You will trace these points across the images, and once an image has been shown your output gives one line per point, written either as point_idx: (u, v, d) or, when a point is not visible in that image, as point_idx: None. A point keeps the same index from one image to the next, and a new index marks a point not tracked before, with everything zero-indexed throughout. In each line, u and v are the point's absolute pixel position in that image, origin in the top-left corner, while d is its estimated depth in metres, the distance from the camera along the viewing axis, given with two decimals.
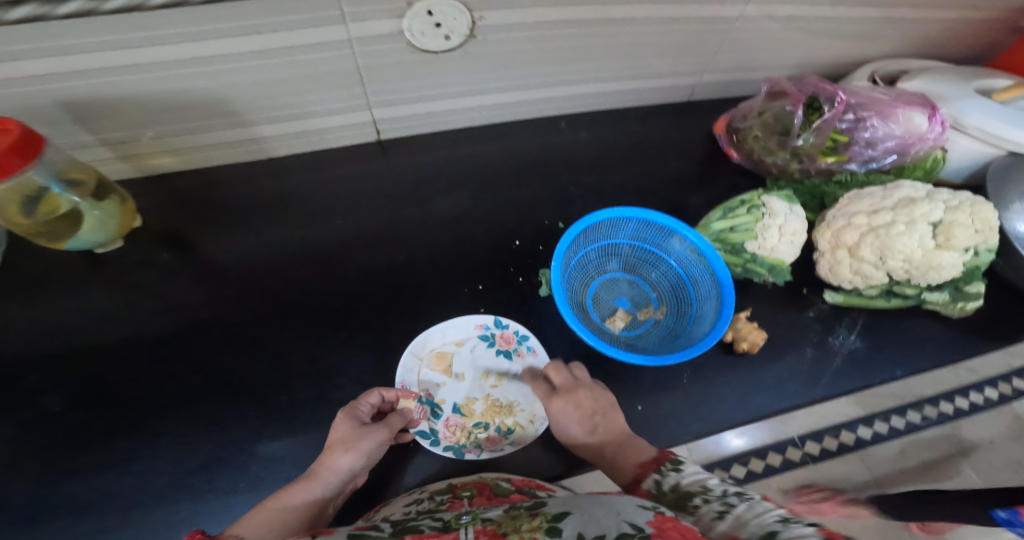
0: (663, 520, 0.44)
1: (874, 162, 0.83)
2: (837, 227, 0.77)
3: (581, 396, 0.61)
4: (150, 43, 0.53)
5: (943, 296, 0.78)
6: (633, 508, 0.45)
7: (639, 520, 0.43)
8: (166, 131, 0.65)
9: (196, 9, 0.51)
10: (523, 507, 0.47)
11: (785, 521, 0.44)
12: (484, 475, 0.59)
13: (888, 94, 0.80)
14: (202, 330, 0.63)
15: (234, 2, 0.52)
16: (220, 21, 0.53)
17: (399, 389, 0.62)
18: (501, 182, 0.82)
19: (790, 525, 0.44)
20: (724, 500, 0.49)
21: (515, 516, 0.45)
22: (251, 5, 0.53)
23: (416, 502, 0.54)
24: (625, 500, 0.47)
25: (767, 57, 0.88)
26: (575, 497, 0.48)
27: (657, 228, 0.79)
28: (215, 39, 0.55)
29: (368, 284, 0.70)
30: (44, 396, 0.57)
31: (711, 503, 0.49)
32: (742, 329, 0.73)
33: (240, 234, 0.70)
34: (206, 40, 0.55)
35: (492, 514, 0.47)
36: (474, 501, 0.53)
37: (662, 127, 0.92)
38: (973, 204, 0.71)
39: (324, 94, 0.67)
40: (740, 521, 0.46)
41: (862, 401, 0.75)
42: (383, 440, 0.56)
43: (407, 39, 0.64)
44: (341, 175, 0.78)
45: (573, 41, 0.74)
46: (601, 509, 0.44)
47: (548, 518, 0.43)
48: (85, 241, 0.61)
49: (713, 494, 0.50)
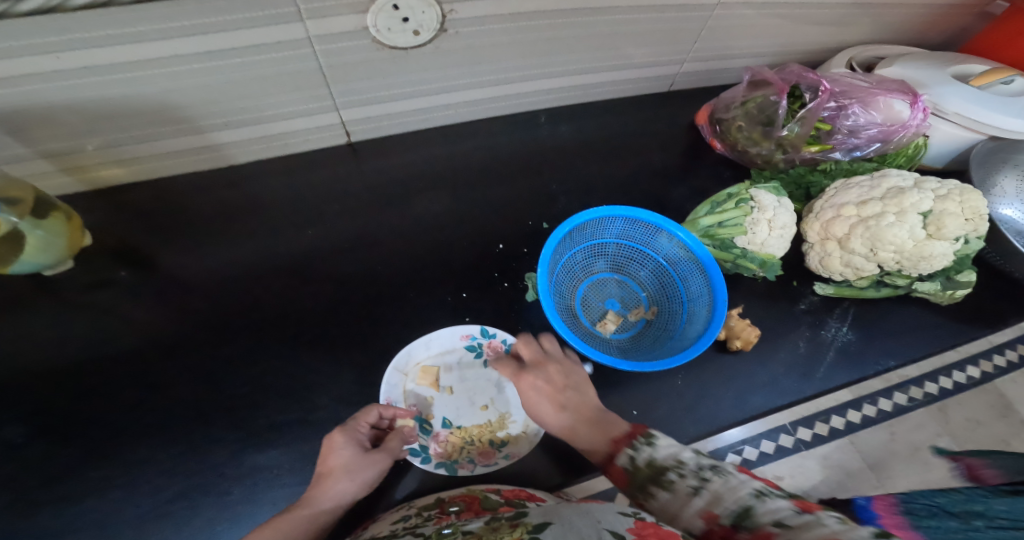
0: (644, 526, 0.41)
1: (857, 150, 0.80)
2: (826, 219, 0.72)
3: (551, 371, 0.62)
4: (81, 47, 0.50)
5: (934, 286, 0.74)
6: (613, 515, 0.42)
7: (620, 526, 0.40)
8: (112, 140, 0.62)
9: (126, 10, 0.48)
10: (505, 519, 0.46)
11: (762, 495, 0.43)
12: (472, 488, 0.58)
13: (867, 81, 0.77)
14: (169, 350, 0.62)
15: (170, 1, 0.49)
16: (153, 22, 0.50)
17: (397, 407, 0.61)
18: (477, 181, 0.80)
19: (764, 498, 0.43)
20: (699, 474, 0.48)
21: (496, 528, 0.44)
22: (193, 5, 0.50)
23: (405, 519, 0.53)
24: (607, 506, 0.44)
25: (746, 44, 0.84)
26: (558, 507, 0.46)
27: (644, 226, 0.72)
28: (159, 40, 0.52)
29: (340, 292, 0.69)
30: (3, 426, 0.56)
31: (686, 478, 0.48)
32: (736, 326, 0.71)
33: (206, 247, 0.69)
34: (145, 42, 0.52)
35: (472, 528, 0.46)
36: (461, 516, 0.52)
37: (643, 119, 0.89)
38: (962, 192, 0.66)
39: (283, 96, 0.65)
40: (715, 497, 0.45)
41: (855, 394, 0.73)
42: (385, 468, 0.56)
43: (372, 35, 0.61)
44: (311, 179, 0.76)
45: (548, 33, 0.70)
46: (583, 518, 0.42)
47: (529, 529, 0.42)
48: (31, 263, 0.59)
49: (686, 469, 0.49)
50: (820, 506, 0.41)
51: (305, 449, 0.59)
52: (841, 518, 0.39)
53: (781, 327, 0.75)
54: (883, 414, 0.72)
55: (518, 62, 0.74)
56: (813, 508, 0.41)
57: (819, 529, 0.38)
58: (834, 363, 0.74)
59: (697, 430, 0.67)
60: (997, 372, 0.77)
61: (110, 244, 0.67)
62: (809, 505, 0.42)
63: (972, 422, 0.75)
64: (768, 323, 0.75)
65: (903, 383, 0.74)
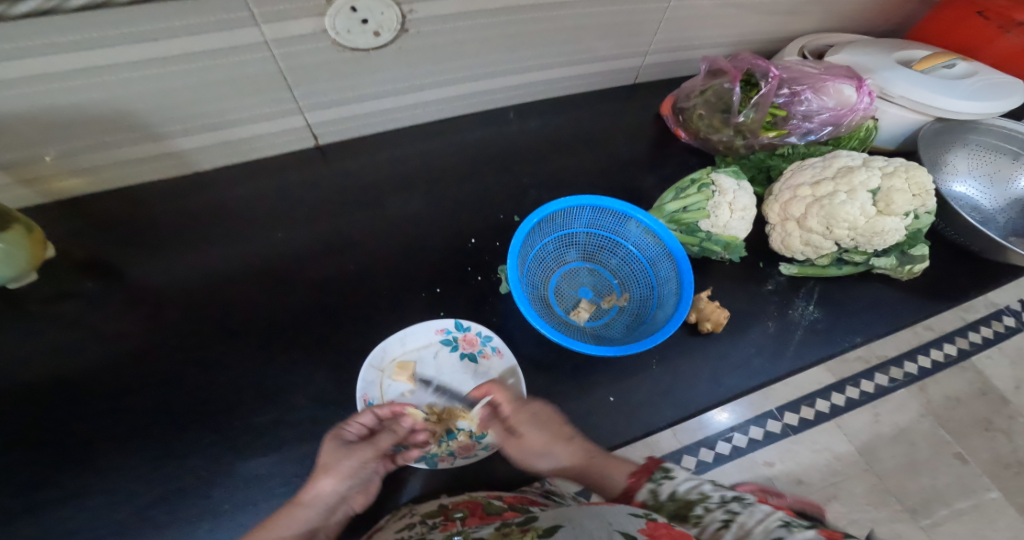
0: (655, 527, 0.42)
1: (812, 134, 0.83)
2: (784, 200, 0.75)
3: (548, 407, 0.63)
4: (26, 54, 0.49)
5: (891, 261, 0.77)
6: (623, 516, 0.44)
7: (631, 527, 0.42)
8: (68, 149, 0.61)
9: (71, 17, 0.48)
10: (514, 524, 0.48)
11: (789, 525, 0.50)
12: (474, 494, 0.59)
13: (817, 68, 0.81)
14: (140, 358, 0.62)
15: (118, 7, 0.49)
16: (100, 28, 0.50)
17: (391, 404, 0.63)
18: (448, 179, 0.81)
19: (793, 530, 0.49)
20: (725, 507, 0.54)
21: (507, 535, 0.46)
22: (141, 10, 0.50)
23: (411, 527, 0.54)
24: (616, 508, 0.45)
25: (703, 35, 0.87)
26: (567, 509, 0.47)
27: (611, 214, 0.74)
28: (108, 46, 0.52)
29: (313, 293, 0.69)
30: None
31: (713, 511, 0.53)
32: (705, 309, 0.73)
33: (175, 254, 0.69)
34: (93, 49, 0.52)
35: (484, 536, 0.47)
36: (467, 522, 0.53)
37: (610, 112, 0.91)
38: (908, 168, 0.70)
39: (243, 100, 0.65)
40: (744, 529, 0.50)
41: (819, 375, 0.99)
42: (365, 460, 0.58)
43: (332, 37, 0.61)
44: (280, 183, 0.76)
45: (508, 29, 0.71)
46: (593, 520, 0.43)
47: (539, 533, 0.43)
48: None
49: (712, 502, 0.55)
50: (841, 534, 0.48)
51: (284, 450, 0.59)
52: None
53: (750, 309, 0.77)
54: (867, 395, 1.00)
55: (482, 59, 0.75)
56: (836, 536, 0.48)
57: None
58: (803, 343, 0.75)
59: (675, 413, 0.68)
60: (974, 348, 1.08)
61: (78, 254, 0.67)
62: (831, 533, 0.49)
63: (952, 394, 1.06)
64: (738, 306, 0.77)
65: (847, 383, 0.99)
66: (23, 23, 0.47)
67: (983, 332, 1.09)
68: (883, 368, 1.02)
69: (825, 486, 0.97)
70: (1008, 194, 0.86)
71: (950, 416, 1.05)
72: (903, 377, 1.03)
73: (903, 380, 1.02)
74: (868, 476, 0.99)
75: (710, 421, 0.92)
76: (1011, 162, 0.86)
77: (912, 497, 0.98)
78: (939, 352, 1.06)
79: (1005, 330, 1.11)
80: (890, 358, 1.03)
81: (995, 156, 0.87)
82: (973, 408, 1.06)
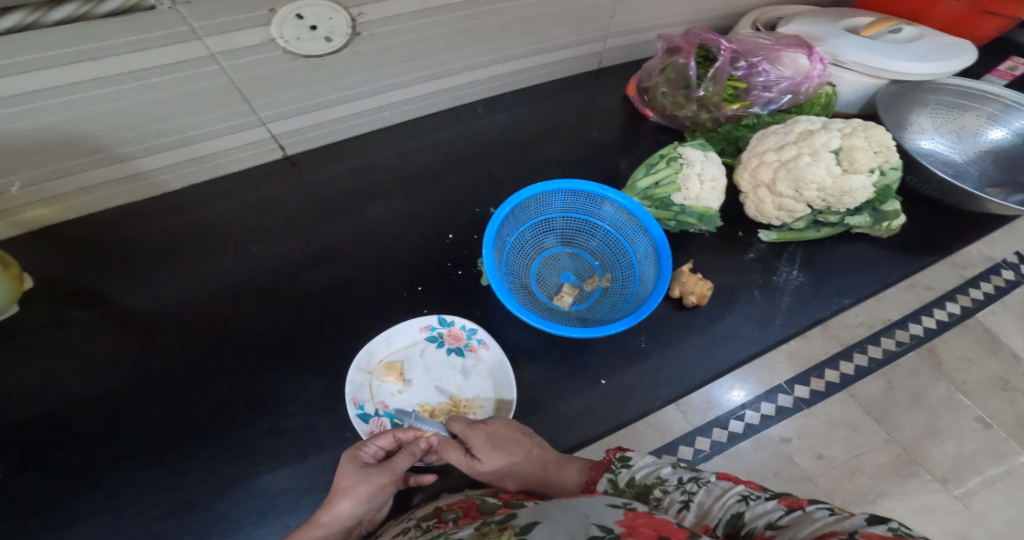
0: (633, 517, 0.41)
1: (773, 104, 0.84)
2: (752, 168, 0.76)
3: (501, 423, 0.61)
4: None
5: (865, 219, 0.77)
6: (601, 508, 0.43)
7: (608, 520, 0.41)
8: (31, 179, 0.61)
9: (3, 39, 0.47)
10: (494, 523, 0.46)
11: (747, 499, 0.47)
12: (470, 494, 0.60)
13: (770, 38, 0.82)
14: (126, 381, 0.61)
15: (51, 27, 0.48)
16: (39, 49, 0.50)
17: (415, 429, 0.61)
18: (423, 178, 0.80)
19: (751, 502, 0.47)
20: (683, 488, 0.52)
21: (484, 533, 0.44)
22: (76, 29, 0.50)
23: (406, 532, 0.54)
24: (595, 501, 0.44)
25: (660, 14, 0.88)
26: (547, 504, 0.46)
27: (584, 197, 0.74)
28: (48, 68, 0.51)
29: (296, 305, 0.68)
30: None
31: (672, 493, 0.52)
32: (688, 282, 0.72)
33: (154, 276, 0.68)
34: (34, 71, 0.51)
35: (462, 537, 0.45)
36: (459, 522, 0.52)
37: (579, 99, 0.92)
38: (866, 128, 0.72)
39: (201, 115, 0.65)
40: (704, 509, 0.49)
41: (836, 338, 0.92)
42: (382, 484, 0.55)
43: (282, 46, 0.62)
44: (256, 197, 0.76)
45: (463, 24, 0.72)
46: (570, 514, 0.42)
47: (517, 531, 0.42)
48: None
49: (670, 485, 0.53)
50: (805, 500, 0.44)
51: (282, 458, 0.59)
52: (830, 509, 0.41)
53: (735, 280, 0.77)
54: (876, 362, 0.92)
55: (440, 57, 0.75)
56: (800, 504, 0.44)
57: (817, 525, 0.40)
58: (791, 309, 0.75)
59: (669, 391, 0.68)
60: (977, 305, 1.00)
61: (61, 283, 0.66)
62: (796, 501, 0.45)
63: (964, 354, 0.99)
64: (723, 278, 0.77)
65: (852, 351, 0.92)
66: None
67: (991, 284, 1.02)
68: (900, 325, 0.95)
69: (848, 460, 0.90)
70: (977, 146, 0.87)
71: (965, 379, 0.97)
72: (911, 339, 0.95)
73: (909, 344, 0.94)
74: (890, 446, 0.91)
75: (720, 401, 0.84)
76: (975, 117, 0.88)
77: (941, 466, 0.90)
78: (947, 308, 0.98)
79: (1006, 285, 1.03)
80: (905, 313, 0.96)
81: (959, 112, 0.88)
82: (987, 366, 0.98)
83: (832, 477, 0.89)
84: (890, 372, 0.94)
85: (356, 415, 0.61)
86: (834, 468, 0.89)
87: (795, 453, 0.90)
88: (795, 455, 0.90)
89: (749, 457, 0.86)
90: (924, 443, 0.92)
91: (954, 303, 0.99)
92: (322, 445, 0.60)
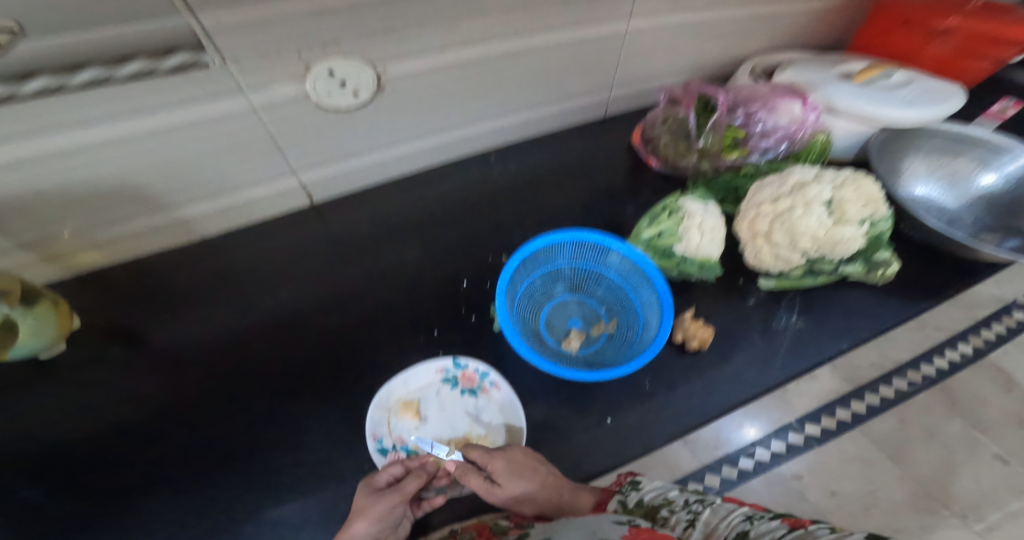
0: (637, 532, 0.48)
1: (771, 151, 0.87)
2: (750, 218, 0.80)
3: (514, 450, 0.63)
4: (40, 135, 0.54)
5: (858, 267, 0.80)
6: (609, 525, 0.49)
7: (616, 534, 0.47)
8: (83, 225, 0.66)
9: (72, 97, 0.52)
10: None
11: (751, 519, 0.57)
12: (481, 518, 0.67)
13: (767, 89, 0.88)
14: (159, 415, 0.64)
15: (116, 88, 0.54)
16: (104, 106, 0.55)
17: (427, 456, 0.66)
18: (439, 222, 0.85)
19: (755, 522, 0.56)
20: (689, 508, 0.61)
21: None
22: (136, 88, 0.55)
23: None
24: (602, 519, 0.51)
25: (663, 65, 0.93)
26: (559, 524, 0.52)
27: (590, 247, 0.78)
28: (110, 123, 0.57)
29: (318, 345, 0.72)
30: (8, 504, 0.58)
31: (679, 513, 0.60)
32: (690, 328, 0.76)
33: (188, 316, 0.72)
34: (99, 125, 0.57)
35: None
36: None
37: (587, 145, 0.97)
38: (855, 180, 0.76)
39: (240, 165, 0.70)
40: (710, 527, 0.58)
41: (844, 377, 0.94)
42: (394, 504, 0.58)
43: (314, 101, 0.67)
44: (283, 239, 0.80)
45: (479, 77, 0.77)
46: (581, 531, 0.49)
47: None
48: (26, 348, 0.62)
49: (677, 505, 0.61)
50: (806, 521, 0.55)
51: (304, 491, 0.61)
52: (830, 529, 0.52)
53: (738, 324, 0.80)
54: (889, 401, 0.94)
55: (458, 109, 0.81)
56: (802, 524, 0.55)
57: None
58: (791, 352, 0.78)
59: (674, 429, 0.70)
60: (991, 344, 1.02)
61: (102, 322, 0.70)
62: (797, 521, 0.55)
63: (977, 392, 1.00)
64: (727, 322, 0.80)
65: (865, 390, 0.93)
66: (35, 103, 0.51)
67: (1003, 324, 1.04)
68: (912, 365, 0.97)
69: (863, 496, 0.91)
70: (969, 192, 0.90)
71: (978, 417, 0.98)
72: (923, 379, 0.97)
73: (921, 384, 0.96)
74: (907, 481, 0.92)
75: (729, 438, 0.86)
76: (966, 162, 0.91)
77: (961, 501, 0.91)
78: (960, 348, 1.00)
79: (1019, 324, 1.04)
80: (913, 353, 0.98)
81: (951, 157, 0.91)
82: (1000, 405, 0.99)
83: (847, 513, 0.90)
84: (903, 410, 0.97)
85: (374, 450, 0.65)
86: (849, 505, 0.91)
87: (809, 490, 0.91)
88: (808, 491, 0.91)
89: (761, 494, 0.88)
90: (938, 479, 0.93)
91: (966, 344, 1.01)
92: (342, 478, 0.63)
